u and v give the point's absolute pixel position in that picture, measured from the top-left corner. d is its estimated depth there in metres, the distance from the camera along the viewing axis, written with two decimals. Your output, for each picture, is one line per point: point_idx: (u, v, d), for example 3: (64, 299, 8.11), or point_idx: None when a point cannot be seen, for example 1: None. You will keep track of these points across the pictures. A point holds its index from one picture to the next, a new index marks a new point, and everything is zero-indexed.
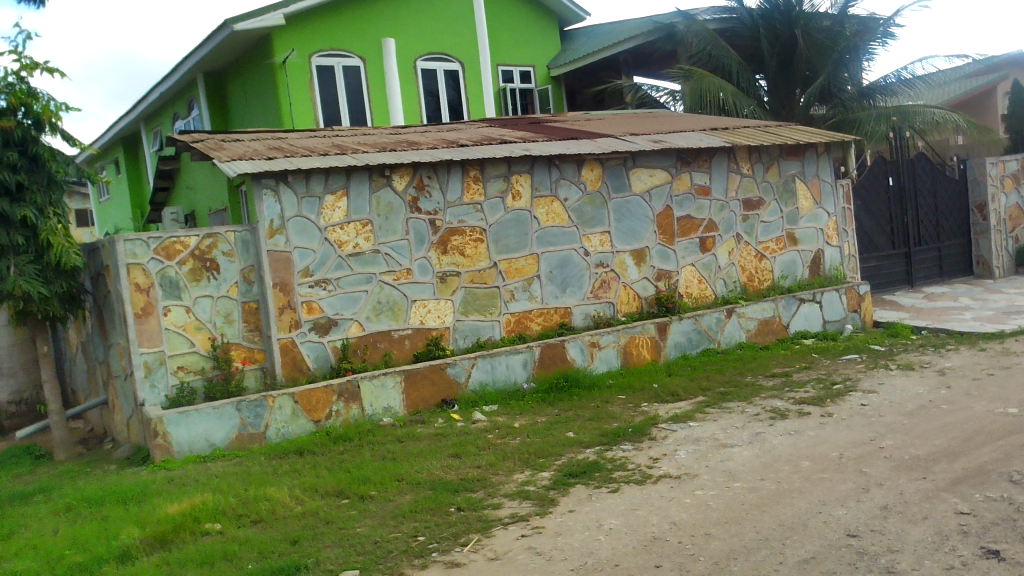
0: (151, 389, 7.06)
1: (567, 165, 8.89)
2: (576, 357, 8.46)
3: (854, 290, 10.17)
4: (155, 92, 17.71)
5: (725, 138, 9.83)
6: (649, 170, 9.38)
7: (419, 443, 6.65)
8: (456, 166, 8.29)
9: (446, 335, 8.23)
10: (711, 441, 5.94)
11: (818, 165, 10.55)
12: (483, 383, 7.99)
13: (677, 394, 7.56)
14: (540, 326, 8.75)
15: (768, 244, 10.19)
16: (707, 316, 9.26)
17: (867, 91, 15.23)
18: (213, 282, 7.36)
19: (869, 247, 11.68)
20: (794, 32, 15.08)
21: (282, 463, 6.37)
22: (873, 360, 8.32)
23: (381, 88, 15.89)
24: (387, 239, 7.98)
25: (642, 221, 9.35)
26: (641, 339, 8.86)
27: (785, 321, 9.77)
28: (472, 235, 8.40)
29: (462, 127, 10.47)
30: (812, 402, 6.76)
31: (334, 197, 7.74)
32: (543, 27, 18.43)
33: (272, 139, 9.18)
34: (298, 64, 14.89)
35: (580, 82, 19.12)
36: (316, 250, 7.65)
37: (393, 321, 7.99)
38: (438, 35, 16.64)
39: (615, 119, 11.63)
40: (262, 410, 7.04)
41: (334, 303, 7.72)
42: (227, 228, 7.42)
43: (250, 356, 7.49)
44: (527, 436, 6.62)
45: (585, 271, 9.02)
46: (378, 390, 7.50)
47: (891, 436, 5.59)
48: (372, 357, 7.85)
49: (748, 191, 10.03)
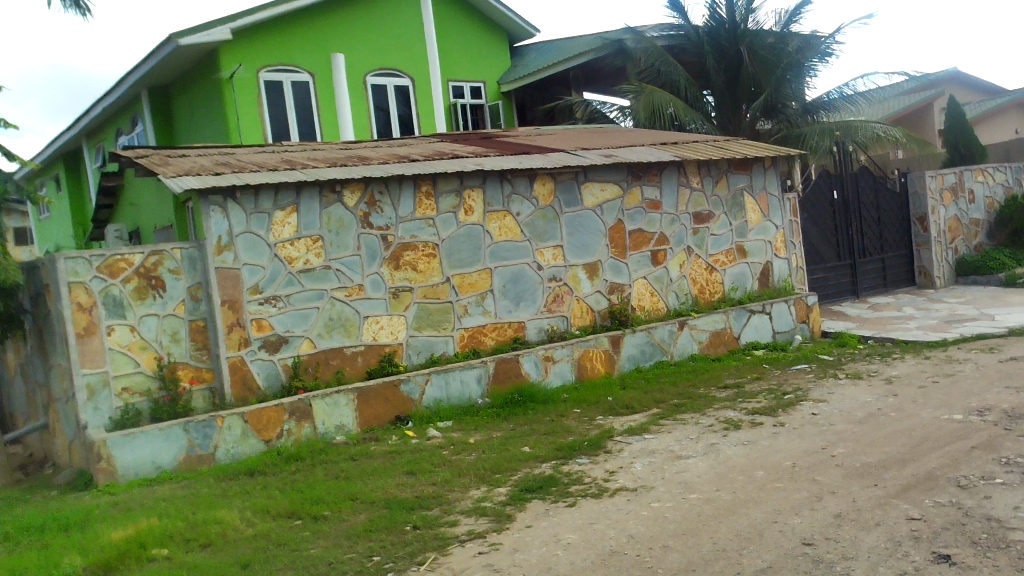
0: (94, 411, 6.83)
1: (519, 180, 8.90)
2: (530, 371, 8.43)
3: (802, 300, 10.37)
4: (98, 107, 17.33)
5: (675, 152, 9.95)
6: (600, 184, 9.45)
7: (373, 462, 6.55)
8: (408, 181, 8.24)
9: (399, 352, 8.13)
10: (667, 453, 5.95)
11: (765, 179, 10.74)
12: (438, 399, 7.91)
13: (631, 407, 7.58)
14: (494, 340, 8.70)
15: (718, 257, 10.32)
16: (660, 328, 9.32)
17: (811, 107, 15.59)
18: (159, 300, 7.19)
19: (815, 259, 11.89)
20: (739, 48, 15.39)
21: (233, 484, 6.23)
22: (822, 370, 8.44)
23: (330, 103, 15.77)
24: (339, 254, 7.89)
25: (594, 235, 9.39)
26: (595, 353, 8.87)
27: (735, 332, 9.88)
28: (425, 250, 8.34)
29: (413, 142, 10.43)
30: (764, 412, 6.83)
31: (283, 213, 7.64)
32: (493, 43, 18.53)
33: (220, 155, 9.04)
34: (246, 78, 14.72)
35: (531, 97, 19.23)
36: (265, 267, 7.52)
37: (346, 338, 7.88)
38: (388, 50, 16.61)
39: (566, 134, 11.71)
40: (210, 430, 6.87)
41: (285, 320, 7.59)
42: (173, 245, 7.26)
43: (198, 376, 7.31)
44: (482, 452, 6.57)
45: (538, 285, 9.02)
46: (330, 408, 7.38)
47: (841, 444, 5.67)
48: (324, 374, 7.73)
49: (698, 205, 10.16)
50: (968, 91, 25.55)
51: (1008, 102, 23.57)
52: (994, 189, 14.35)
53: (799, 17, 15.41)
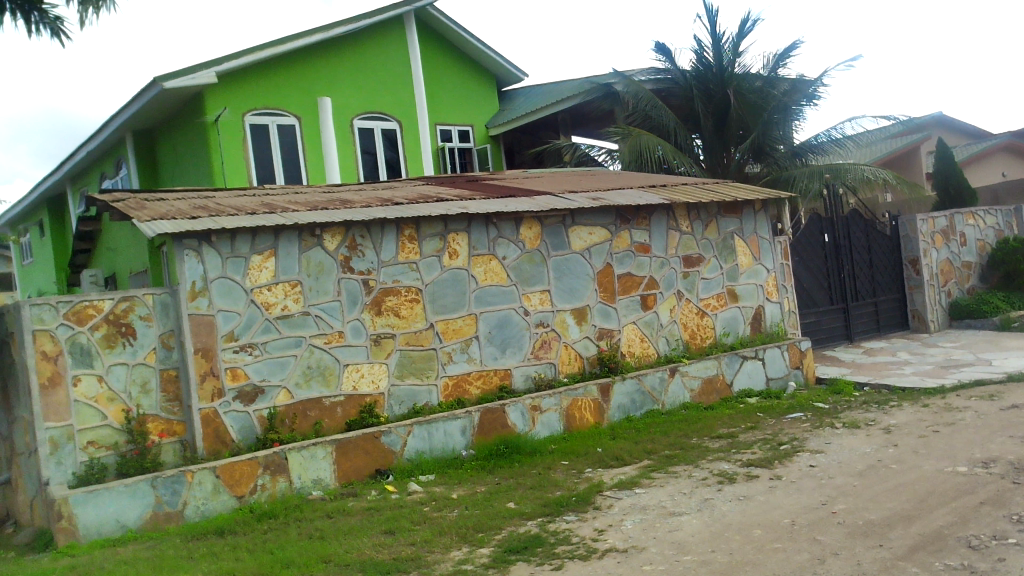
0: (57, 466, 6.49)
1: (505, 223, 8.70)
2: (516, 421, 8.12)
3: (795, 346, 10.14)
4: (81, 150, 17.15)
5: (664, 195, 9.80)
6: (588, 228, 9.25)
7: (350, 519, 6.23)
8: (390, 225, 8.02)
9: (380, 401, 7.83)
10: (659, 509, 5.66)
11: (755, 222, 10.58)
12: (420, 452, 7.59)
13: (621, 458, 7.28)
14: (479, 389, 8.41)
15: (710, 301, 10.10)
16: (650, 375, 9.06)
17: (799, 150, 15.55)
18: (129, 348, 6.90)
19: (808, 303, 11.68)
20: (727, 92, 15.37)
21: (200, 546, 5.88)
22: (819, 418, 8.18)
23: (316, 147, 15.63)
24: (318, 300, 7.63)
25: (582, 279, 9.17)
26: (584, 401, 8.58)
27: (728, 379, 9.62)
28: (408, 295, 8.09)
29: (398, 185, 10.23)
30: (760, 465, 6.54)
31: (261, 257, 7.39)
32: (481, 88, 18.53)
33: (198, 198, 8.82)
34: (231, 122, 14.58)
35: (519, 141, 19.18)
36: (241, 313, 7.25)
37: (324, 387, 7.58)
38: (376, 94, 16.56)
39: (553, 177, 11.56)
40: (179, 486, 6.54)
41: (260, 369, 7.30)
42: (145, 291, 6.99)
43: (168, 429, 6.98)
44: (465, 508, 6.25)
45: (525, 331, 8.76)
46: (307, 461, 7.05)
47: (842, 499, 5.39)
48: (301, 426, 7.41)
49: (688, 248, 9.97)
50: (955, 134, 25.73)
51: (995, 145, 23.68)
52: (986, 232, 14.25)
53: (786, 61, 15.44)
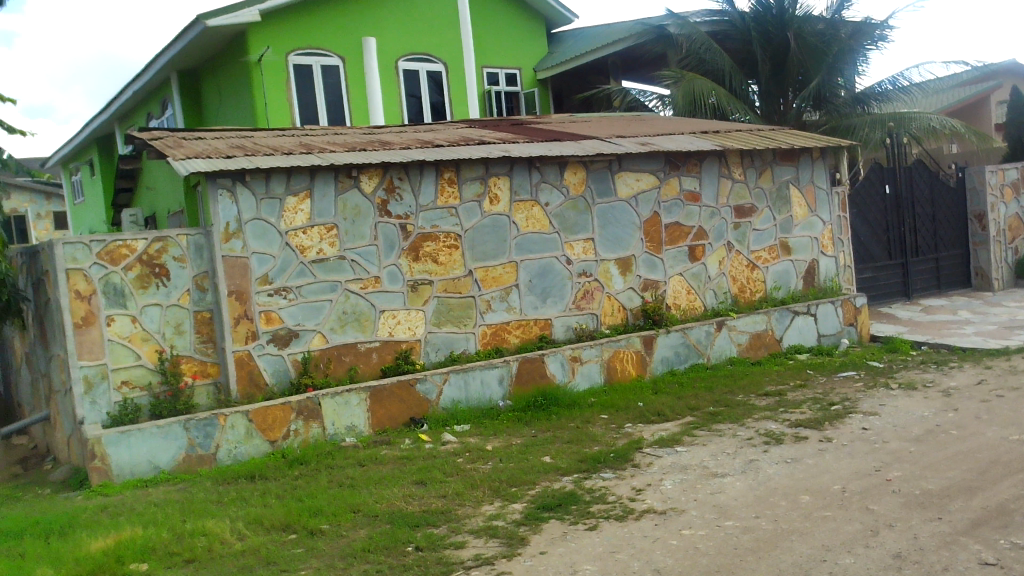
0: (91, 406, 6.47)
1: (548, 167, 8.36)
2: (556, 372, 7.89)
3: (850, 302, 9.70)
4: (127, 91, 17.11)
5: (716, 141, 9.35)
6: (635, 174, 8.87)
7: (381, 468, 6.10)
8: (429, 167, 7.76)
9: (417, 348, 7.66)
10: (700, 470, 5.40)
11: (813, 171, 10.07)
12: (456, 401, 7.41)
13: (662, 414, 7.02)
14: (518, 338, 8.18)
15: (761, 254, 9.69)
16: (696, 329, 8.74)
17: (862, 97, 14.81)
18: (163, 289, 6.80)
19: (864, 257, 11.18)
20: (786, 35, 14.65)
21: (230, 490, 5.81)
22: (872, 378, 7.81)
23: (360, 88, 15.35)
24: (354, 244, 7.44)
25: (627, 228, 8.82)
26: (626, 354, 8.30)
27: (778, 334, 9.26)
28: (446, 241, 7.85)
29: (440, 128, 9.93)
30: (809, 425, 6.23)
31: (296, 199, 7.20)
32: (530, 29, 17.97)
33: (236, 137, 8.64)
34: (274, 62, 14.36)
35: (568, 85, 18.65)
36: (275, 256, 7.10)
37: (360, 333, 7.43)
38: (421, 35, 16.17)
39: (601, 121, 11.13)
40: (212, 429, 6.47)
41: (295, 313, 7.17)
42: (179, 231, 6.86)
43: (202, 370, 6.91)
44: (499, 461, 6.07)
45: (567, 280, 8.48)
46: (341, 407, 6.93)
47: (897, 466, 5.07)
48: (336, 371, 7.29)
49: (740, 198, 9.53)
50: None
51: None
52: None
53: (851, 3, 14.63)
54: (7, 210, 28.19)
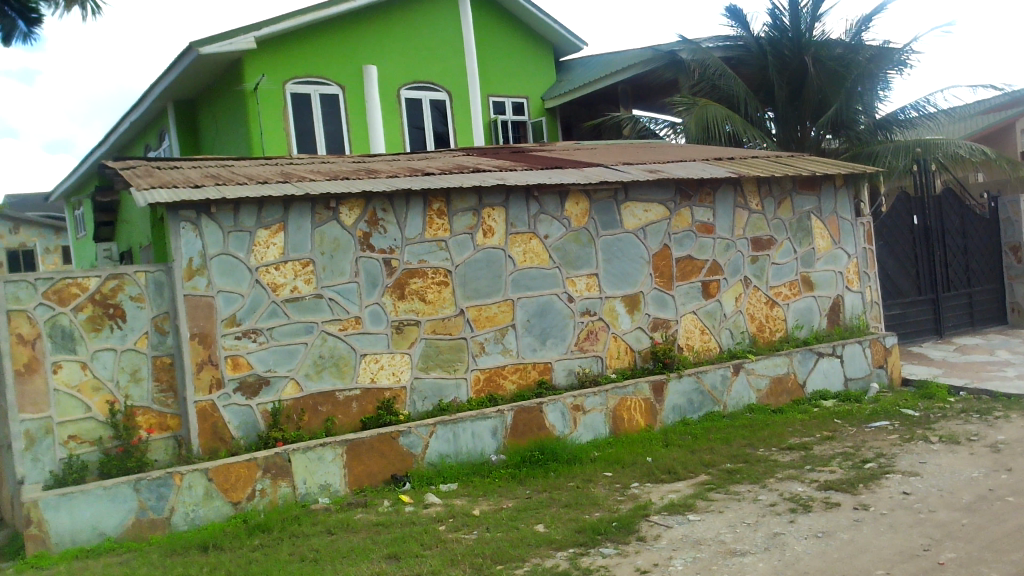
0: (32, 464, 5.78)
1: (547, 197, 7.69)
2: (555, 423, 7.14)
3: (879, 342, 8.93)
4: (125, 121, 16.65)
5: (731, 168, 8.66)
6: (643, 204, 8.19)
7: (352, 538, 5.37)
8: (416, 197, 7.10)
9: (401, 396, 6.96)
10: (716, 546, 4.63)
11: (836, 200, 9.36)
12: (443, 455, 6.67)
13: (673, 472, 6.26)
14: (515, 384, 7.46)
15: (781, 290, 8.95)
16: (711, 373, 7.98)
17: (883, 124, 14.08)
18: (117, 332, 6.14)
19: (892, 293, 10.40)
20: (803, 60, 14.02)
21: (177, 564, 5.09)
22: (908, 429, 7.03)
23: (361, 117, 14.82)
24: (332, 281, 6.77)
25: (635, 262, 8.12)
26: (633, 401, 7.54)
27: (801, 378, 8.48)
28: (435, 278, 7.17)
29: (435, 156, 9.30)
30: (841, 489, 5.45)
31: (268, 232, 6.56)
32: (537, 57, 17.43)
33: (214, 167, 8.04)
34: (271, 90, 13.85)
35: (577, 114, 18.08)
36: (244, 295, 6.44)
37: (338, 379, 6.74)
38: (424, 63, 15.68)
39: (607, 149, 10.47)
40: (166, 490, 5.77)
41: (265, 358, 6.49)
42: (137, 268, 6.22)
43: (160, 423, 6.23)
44: (486, 530, 5.32)
45: (569, 320, 7.76)
46: (314, 464, 6.21)
47: (949, 545, 4.31)
48: (311, 422, 6.59)
49: (757, 229, 8.82)
50: None
51: None
52: None
53: (870, 26, 13.99)
54: (14, 244, 27.73)
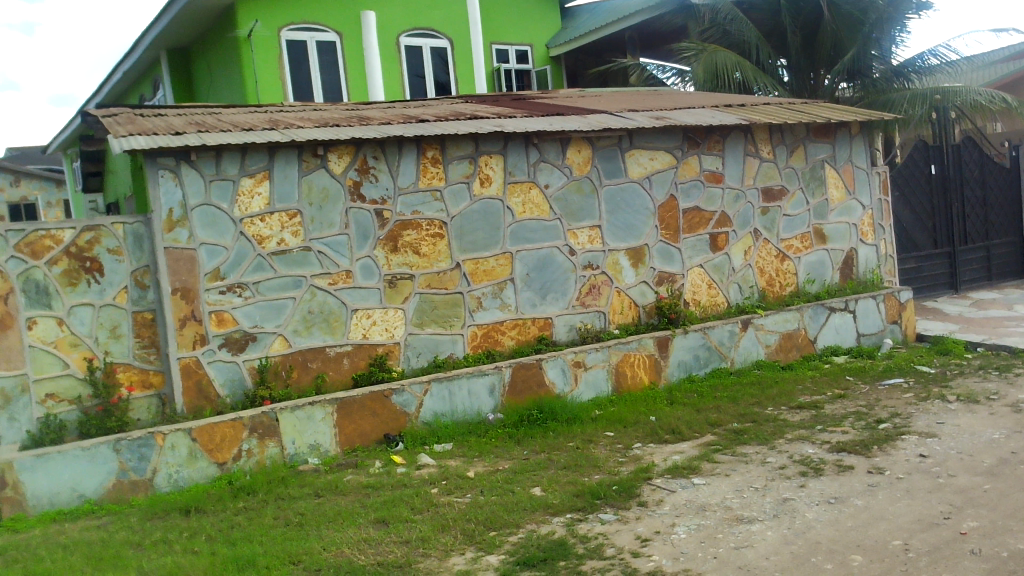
0: (8, 424, 5.55)
1: (548, 145, 7.32)
2: (555, 380, 6.86)
3: (893, 296, 8.60)
4: (118, 71, 16.20)
5: (741, 114, 8.26)
6: (649, 152, 7.81)
7: (341, 500, 5.13)
8: (409, 144, 6.75)
9: (395, 353, 6.68)
10: (722, 512, 4.37)
11: (851, 148, 8.95)
12: (438, 414, 6.41)
13: (678, 432, 5.98)
14: (514, 340, 7.17)
15: (792, 242, 8.60)
16: (718, 329, 7.67)
17: (900, 70, 13.54)
18: (95, 286, 5.86)
19: (907, 246, 10.03)
20: (818, 3, 13.45)
21: (156, 528, 4.85)
22: (923, 387, 6.74)
23: (359, 65, 14.36)
24: (321, 233, 6.45)
25: (639, 213, 7.77)
26: (636, 358, 7.26)
27: (812, 334, 8.17)
28: (429, 229, 6.84)
29: (432, 103, 8.91)
30: (854, 451, 5.17)
31: (252, 181, 6.23)
32: (541, 2, 16.83)
33: (200, 114, 7.68)
34: (265, 37, 13.37)
35: (583, 63, 17.54)
36: (228, 247, 6.14)
37: (328, 336, 6.46)
38: (424, 8, 15.12)
39: (613, 95, 10.04)
40: (148, 451, 5.52)
41: (252, 313, 6.21)
42: (114, 219, 5.91)
43: (142, 381, 5.98)
44: (481, 493, 5.07)
45: (570, 274, 7.45)
46: (303, 423, 5.96)
47: (971, 513, 4.03)
48: (300, 380, 6.32)
49: (768, 179, 8.44)
50: None
51: None
52: None
53: None
54: (16, 198, 27.46)
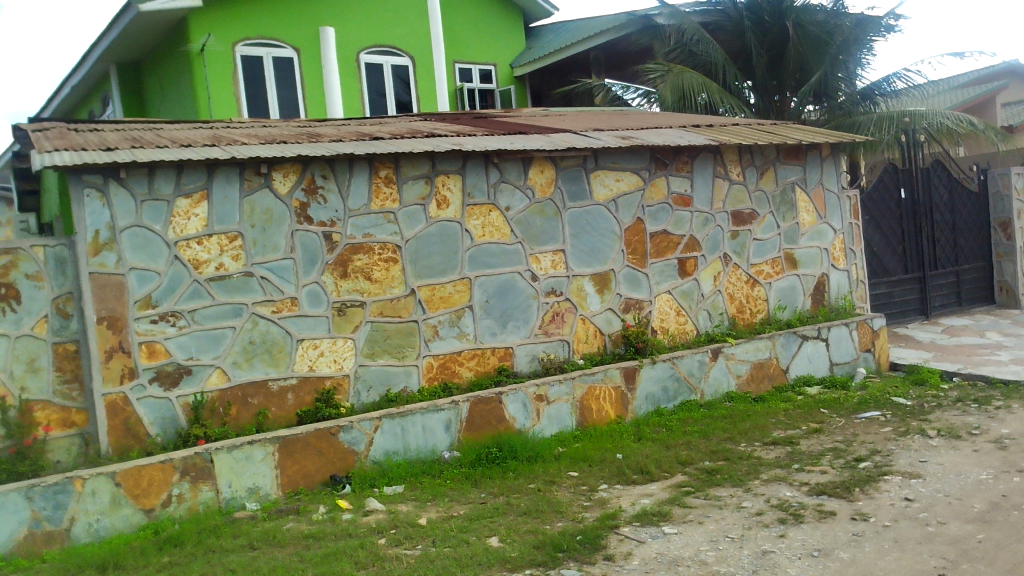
0: None
1: (509, 165, 6.95)
2: (516, 415, 6.44)
3: (866, 324, 8.33)
4: (66, 86, 15.57)
5: (709, 135, 7.98)
6: (615, 173, 7.47)
7: (278, 553, 4.64)
8: (361, 163, 6.33)
9: (344, 387, 6.22)
10: (696, 568, 3.97)
11: (821, 171, 8.71)
12: (390, 453, 5.95)
13: (646, 472, 5.59)
14: (472, 371, 6.75)
15: (762, 268, 8.30)
16: (688, 358, 7.32)
17: (867, 92, 13.43)
18: (11, 316, 5.33)
19: (878, 271, 9.81)
20: (785, 25, 13.33)
21: None
22: (902, 421, 6.44)
23: (317, 82, 13.92)
24: (264, 257, 5.99)
25: (605, 237, 7.41)
26: (602, 390, 6.87)
27: (784, 364, 7.86)
28: (382, 254, 6.41)
29: (389, 121, 8.50)
30: (835, 494, 4.81)
31: (189, 201, 5.76)
32: (506, 21, 16.55)
33: (139, 130, 7.19)
34: (219, 52, 12.88)
35: (548, 83, 17.30)
36: (161, 273, 5.65)
37: (271, 368, 5.99)
38: (385, 25, 14.74)
39: (578, 115, 9.71)
40: (64, 498, 4.98)
41: (186, 344, 5.72)
42: (33, 242, 5.39)
43: (63, 419, 5.44)
44: (432, 544, 4.61)
45: (532, 301, 7.05)
46: (241, 465, 5.46)
47: (968, 570, 3.69)
48: (239, 416, 5.83)
49: (738, 202, 8.15)
50: None
51: None
52: None
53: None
54: None
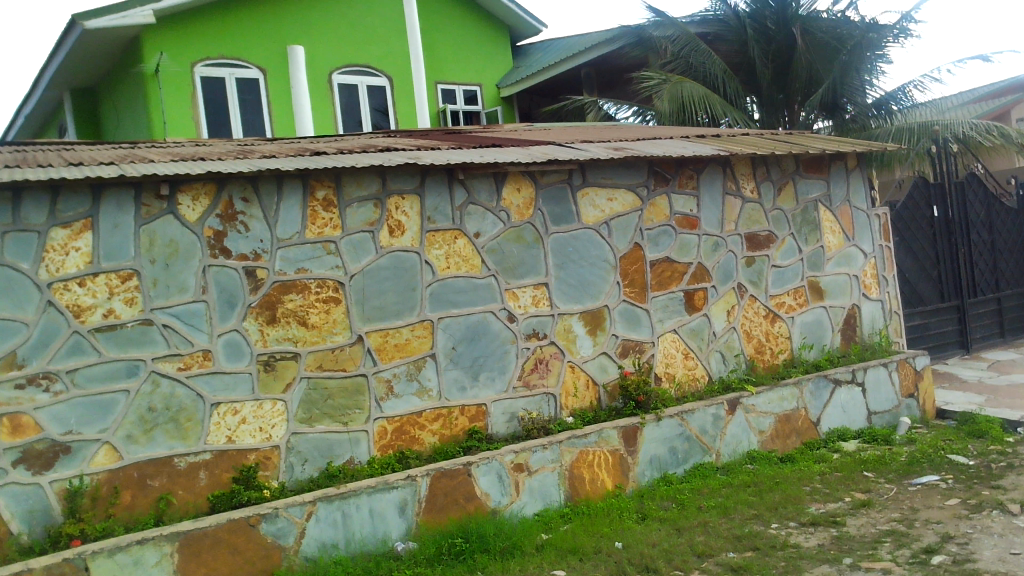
0: None
1: (478, 182, 5.76)
2: (489, 490, 5.19)
3: (907, 364, 7.13)
4: (19, 116, 14.44)
5: (717, 145, 6.81)
6: (606, 191, 6.29)
7: None
8: (292, 181, 5.14)
9: (272, 461, 4.98)
10: None
11: (847, 186, 7.54)
12: (327, 547, 4.69)
13: (653, 570, 4.33)
14: (437, 436, 5.50)
15: (783, 300, 7.09)
16: (699, 412, 6.08)
17: (881, 104, 12.26)
18: None
19: (913, 300, 8.61)
20: (791, 32, 12.26)
21: None
22: (969, 488, 5.20)
23: (285, 104, 12.77)
24: (167, 301, 4.78)
25: (597, 268, 6.21)
26: (595, 455, 5.62)
27: (813, 414, 6.63)
28: (320, 293, 5.20)
29: (347, 137, 7.31)
30: None
31: (67, 232, 4.53)
32: (492, 39, 15.47)
33: (40, 150, 5.98)
34: (175, 73, 11.73)
35: (537, 103, 16.23)
36: (29, 323, 4.41)
37: (178, 441, 4.75)
38: (359, 43, 13.65)
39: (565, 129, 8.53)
40: None
41: (64, 414, 4.47)
42: None
43: None
44: None
45: (510, 346, 5.82)
46: (128, 572, 4.19)
47: None
48: (134, 504, 4.58)
49: (752, 222, 6.95)
50: None
51: None
52: None
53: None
54: None
